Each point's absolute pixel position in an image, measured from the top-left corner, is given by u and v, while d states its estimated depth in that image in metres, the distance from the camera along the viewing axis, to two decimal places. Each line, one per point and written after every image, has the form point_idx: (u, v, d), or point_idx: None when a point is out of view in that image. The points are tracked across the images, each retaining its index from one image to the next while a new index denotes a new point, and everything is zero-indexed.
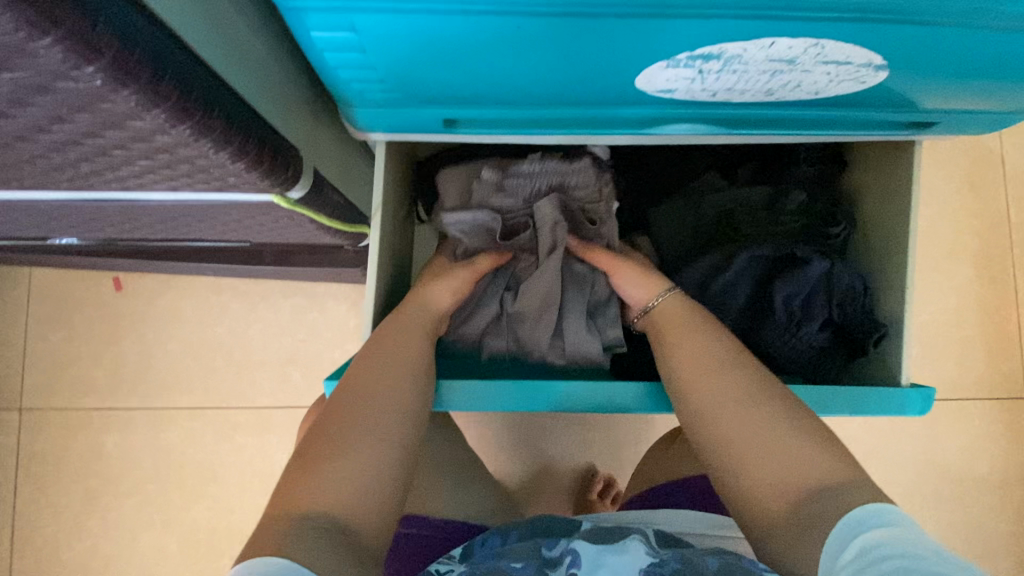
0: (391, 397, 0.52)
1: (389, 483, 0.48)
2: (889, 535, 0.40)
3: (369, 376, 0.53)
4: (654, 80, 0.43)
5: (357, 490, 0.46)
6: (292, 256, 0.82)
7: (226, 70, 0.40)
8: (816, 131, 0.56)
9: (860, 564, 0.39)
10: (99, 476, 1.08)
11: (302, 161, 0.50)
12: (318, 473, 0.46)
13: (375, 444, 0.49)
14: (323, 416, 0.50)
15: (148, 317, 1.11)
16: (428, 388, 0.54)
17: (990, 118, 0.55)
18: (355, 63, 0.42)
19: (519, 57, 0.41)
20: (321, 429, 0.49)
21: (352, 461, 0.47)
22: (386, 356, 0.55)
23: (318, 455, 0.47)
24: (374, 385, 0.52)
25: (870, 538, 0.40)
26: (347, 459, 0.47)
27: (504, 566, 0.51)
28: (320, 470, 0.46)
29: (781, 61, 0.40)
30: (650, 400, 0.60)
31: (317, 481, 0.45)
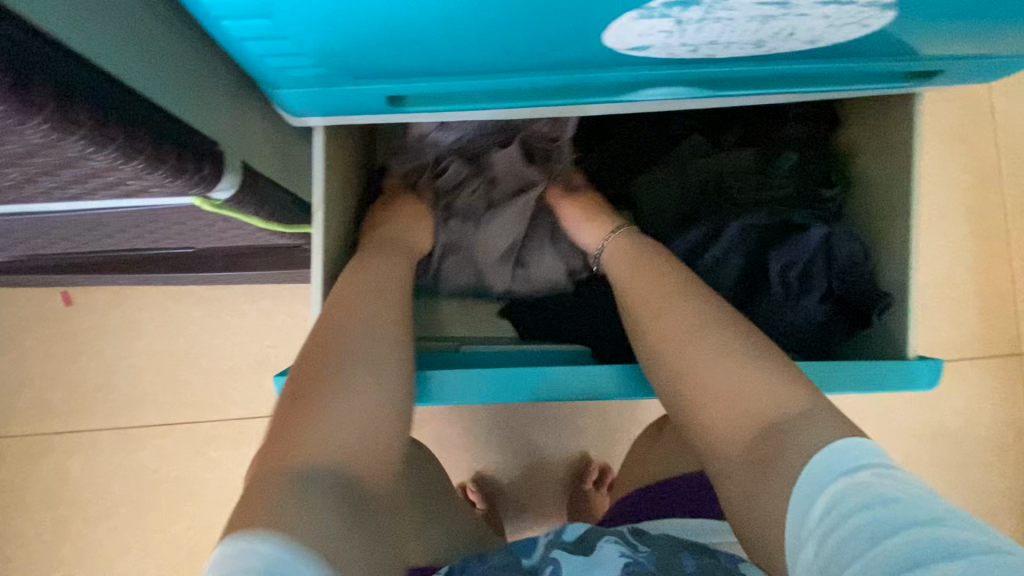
0: (379, 338, 0.48)
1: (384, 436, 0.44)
2: (860, 484, 0.36)
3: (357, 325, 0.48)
4: (625, 36, 0.36)
5: (356, 434, 0.42)
6: (244, 259, 0.75)
7: (99, 44, 0.32)
8: (808, 86, 0.50)
9: (831, 522, 0.35)
10: (66, 503, 1.02)
11: (225, 153, 0.42)
12: (309, 421, 0.41)
13: (370, 382, 0.45)
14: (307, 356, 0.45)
15: (104, 332, 1.03)
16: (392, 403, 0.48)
17: (999, 62, 0.49)
18: (264, 34, 0.35)
19: (461, 15, 0.34)
20: (306, 369, 0.44)
21: (347, 402, 0.43)
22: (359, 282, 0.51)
23: (307, 400, 0.42)
24: (359, 324, 0.48)
25: (838, 494, 0.36)
26: (341, 399, 0.43)
27: None
28: (314, 418, 0.41)
29: (775, 3, 0.33)
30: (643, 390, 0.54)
31: (309, 430, 0.40)
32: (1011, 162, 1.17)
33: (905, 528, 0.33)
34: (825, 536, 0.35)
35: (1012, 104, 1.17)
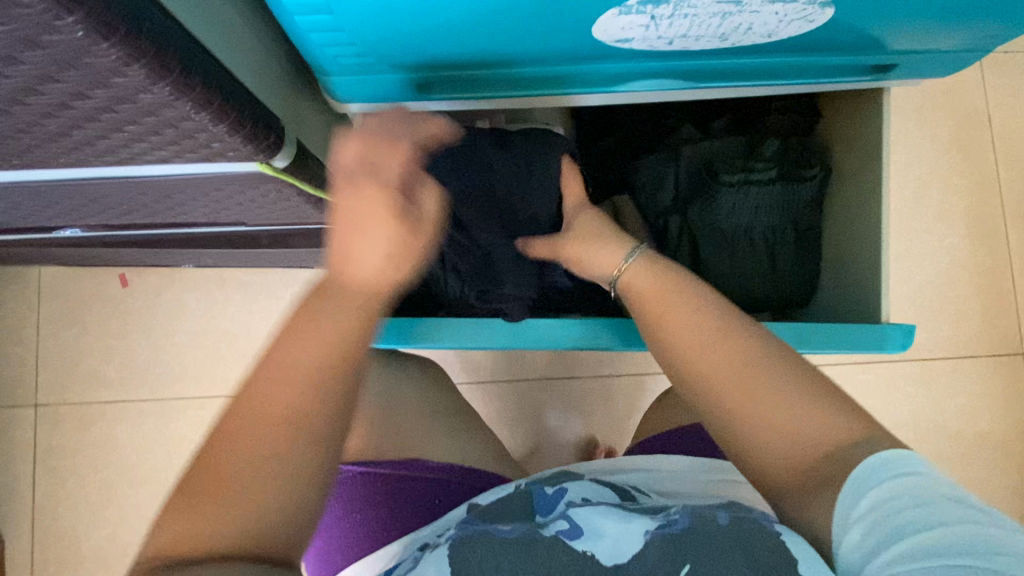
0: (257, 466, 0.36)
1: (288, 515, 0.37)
2: (915, 486, 0.40)
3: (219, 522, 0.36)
4: (610, 28, 0.45)
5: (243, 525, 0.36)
6: (287, 238, 0.85)
7: (204, 29, 0.41)
8: (780, 80, 0.58)
9: (878, 515, 0.40)
10: (113, 467, 1.11)
11: (284, 129, 0.51)
12: (200, 524, 0.35)
13: (263, 487, 0.36)
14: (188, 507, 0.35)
15: (152, 311, 1.14)
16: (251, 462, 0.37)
17: (947, 59, 0.56)
18: (324, 27, 0.44)
19: (479, 12, 0.43)
20: (200, 496, 0.36)
21: (227, 510, 0.36)
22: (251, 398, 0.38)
23: (202, 509, 0.35)
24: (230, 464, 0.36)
25: (884, 493, 0.40)
26: (227, 504, 0.36)
27: (492, 531, 0.54)
28: (209, 525, 0.35)
29: (730, 2, 0.42)
30: (846, 344, 0.62)
31: (206, 530, 0.35)
32: (1008, 169, 1.21)
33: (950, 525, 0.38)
34: (872, 523, 0.40)
35: (1010, 113, 1.22)
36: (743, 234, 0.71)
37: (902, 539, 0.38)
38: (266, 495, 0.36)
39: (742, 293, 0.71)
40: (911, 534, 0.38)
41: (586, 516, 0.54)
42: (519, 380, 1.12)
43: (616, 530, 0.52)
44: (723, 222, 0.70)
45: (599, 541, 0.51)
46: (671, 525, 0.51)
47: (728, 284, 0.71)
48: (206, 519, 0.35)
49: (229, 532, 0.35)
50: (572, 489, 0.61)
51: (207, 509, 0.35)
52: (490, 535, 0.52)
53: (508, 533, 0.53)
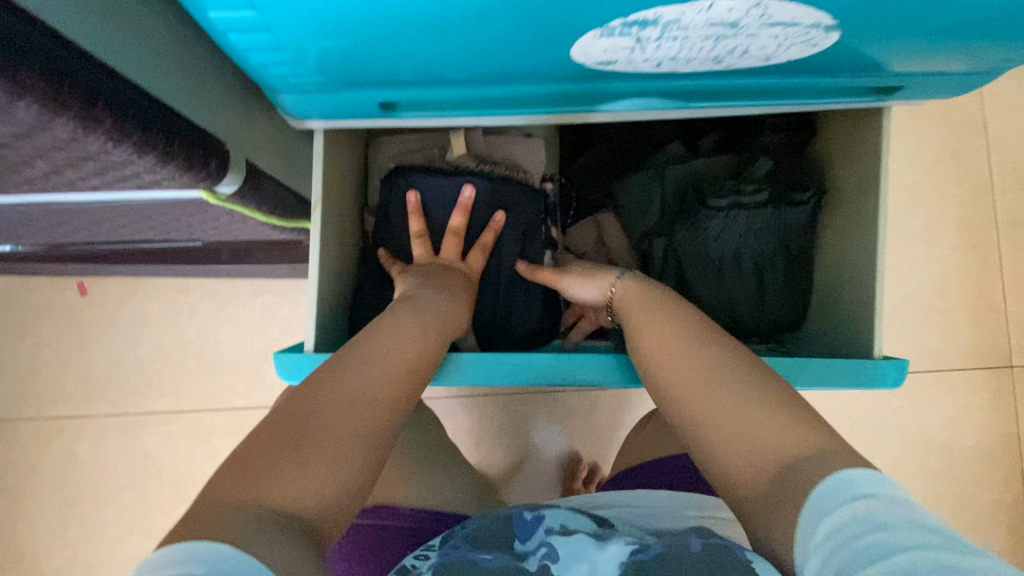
0: (350, 420, 0.41)
1: (352, 487, 0.39)
2: (873, 506, 0.34)
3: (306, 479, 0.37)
4: (591, 51, 0.40)
5: (321, 485, 0.37)
6: (251, 253, 0.79)
7: (113, 47, 0.35)
8: (776, 101, 0.54)
9: (831, 546, 0.33)
10: (75, 485, 1.06)
11: (230, 152, 0.46)
12: (286, 475, 0.36)
13: (346, 446, 0.39)
14: (269, 457, 0.37)
15: (114, 322, 1.08)
16: (344, 417, 0.41)
17: (957, 81, 0.52)
18: (265, 46, 0.39)
19: (442, 28, 0.38)
20: (278, 450, 0.37)
21: (315, 465, 0.37)
22: (346, 367, 0.44)
23: (283, 461, 0.37)
24: (325, 417, 0.40)
25: (838, 519, 0.34)
26: (312, 460, 0.37)
27: (476, 561, 0.50)
28: (287, 478, 0.36)
29: (724, 25, 0.37)
30: (839, 379, 0.58)
31: (288, 482, 0.36)
32: (1003, 177, 1.18)
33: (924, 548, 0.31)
34: (830, 556, 0.33)
35: (1006, 120, 1.19)
36: (731, 258, 0.67)
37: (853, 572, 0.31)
38: (343, 456, 0.39)
39: (729, 322, 0.67)
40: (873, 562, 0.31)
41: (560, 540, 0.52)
42: (502, 394, 1.08)
43: (595, 556, 0.49)
44: (711, 246, 0.66)
45: (576, 572, 0.48)
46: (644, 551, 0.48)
47: (715, 313, 0.67)
48: (293, 471, 0.36)
49: (312, 490, 0.36)
50: (551, 515, 0.57)
51: (288, 460, 0.37)
52: (471, 567, 0.49)
53: (494, 563, 0.50)
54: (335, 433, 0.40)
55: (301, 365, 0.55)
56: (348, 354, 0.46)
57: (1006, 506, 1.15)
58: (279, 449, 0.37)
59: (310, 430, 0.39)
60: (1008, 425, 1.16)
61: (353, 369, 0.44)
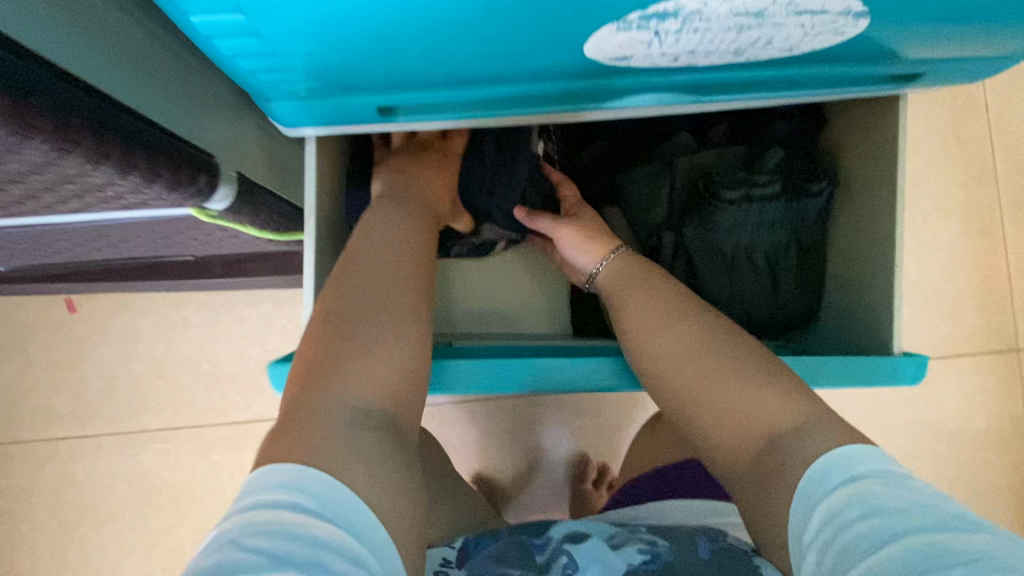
0: (382, 312, 0.46)
1: (409, 365, 0.46)
2: (863, 491, 0.36)
3: (368, 379, 0.43)
4: (604, 47, 0.37)
5: (381, 374, 0.44)
6: (244, 265, 0.76)
7: (86, 60, 0.32)
8: (793, 91, 0.51)
9: (829, 533, 0.35)
10: (72, 507, 1.03)
11: (219, 166, 0.43)
12: (345, 375, 0.42)
13: (389, 336, 0.45)
14: (324, 359, 0.43)
15: (105, 339, 1.05)
16: (376, 309, 0.45)
17: (982, 66, 0.50)
18: (254, 51, 0.36)
19: (445, 25, 0.35)
20: (326, 357, 0.43)
21: (366, 359, 0.43)
22: (360, 262, 0.48)
23: (338, 362, 0.42)
24: (360, 316, 0.45)
25: (834, 506, 0.36)
26: (362, 355, 0.43)
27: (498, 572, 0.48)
28: (347, 376, 0.42)
29: (749, 14, 0.35)
30: (855, 377, 0.56)
31: (347, 381, 0.42)
32: (1006, 159, 1.17)
33: (916, 531, 0.33)
34: (824, 548, 0.35)
35: (1008, 101, 1.17)
36: (743, 251, 0.64)
37: (856, 560, 0.33)
38: (387, 344, 0.45)
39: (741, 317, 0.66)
40: (868, 552, 0.33)
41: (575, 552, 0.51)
42: (508, 397, 1.06)
43: (605, 559, 0.49)
44: (722, 239, 0.64)
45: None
46: (650, 558, 0.49)
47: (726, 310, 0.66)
48: (351, 374, 0.42)
49: (376, 386, 0.43)
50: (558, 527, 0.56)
51: (342, 362, 0.43)
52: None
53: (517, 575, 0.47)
54: (374, 329, 0.45)
55: None
56: (358, 246, 0.49)
57: (1016, 490, 1.14)
58: (331, 352, 0.43)
59: (351, 331, 0.44)
60: (1016, 409, 1.15)
61: (365, 261, 0.48)
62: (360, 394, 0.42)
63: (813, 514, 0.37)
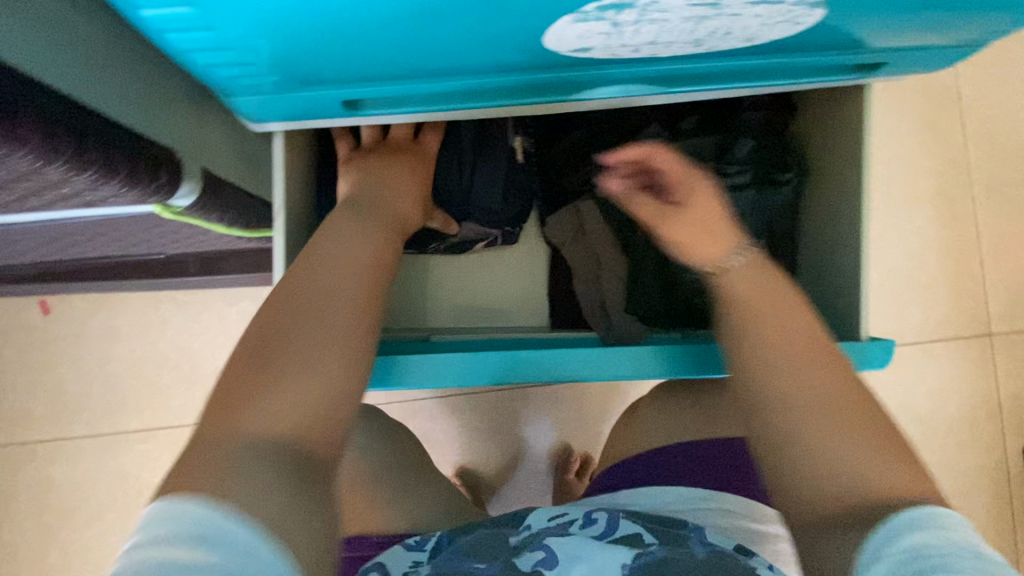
0: (304, 335, 0.41)
1: (332, 392, 0.40)
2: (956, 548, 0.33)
3: (279, 407, 0.38)
4: (564, 38, 0.38)
5: (293, 403, 0.38)
6: (220, 263, 0.76)
7: (30, 54, 0.32)
8: (759, 82, 0.52)
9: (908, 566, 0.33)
10: (52, 510, 1.02)
11: (182, 162, 0.43)
12: (250, 405, 0.37)
13: (307, 359, 0.40)
14: (234, 388, 0.38)
15: (82, 340, 1.03)
16: (298, 332, 0.41)
17: (942, 54, 0.51)
18: (208, 45, 0.35)
19: (402, 17, 0.35)
20: (234, 385, 0.38)
21: (277, 386, 0.38)
22: (294, 284, 0.44)
23: (245, 392, 0.38)
24: (281, 338, 0.40)
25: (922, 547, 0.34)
26: (272, 383, 0.38)
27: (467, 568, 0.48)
28: (252, 407, 0.37)
29: (706, 4, 0.35)
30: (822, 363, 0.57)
31: (251, 412, 0.37)
32: (978, 147, 1.19)
33: None
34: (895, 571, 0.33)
35: (979, 89, 1.19)
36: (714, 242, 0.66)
37: None
38: (307, 369, 0.40)
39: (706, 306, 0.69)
40: None
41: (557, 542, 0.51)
42: (491, 390, 1.06)
43: (595, 555, 0.49)
44: None
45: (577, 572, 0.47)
46: (648, 555, 0.49)
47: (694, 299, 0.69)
48: (256, 404, 0.37)
49: (285, 416, 0.37)
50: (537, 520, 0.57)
51: (248, 391, 0.38)
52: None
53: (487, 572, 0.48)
54: (292, 352, 0.40)
55: None
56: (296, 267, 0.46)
57: (989, 471, 1.17)
58: (254, 375, 0.38)
59: (285, 344, 0.40)
60: (989, 391, 1.18)
61: (298, 282, 0.44)
62: (263, 426, 0.37)
63: (888, 543, 0.35)
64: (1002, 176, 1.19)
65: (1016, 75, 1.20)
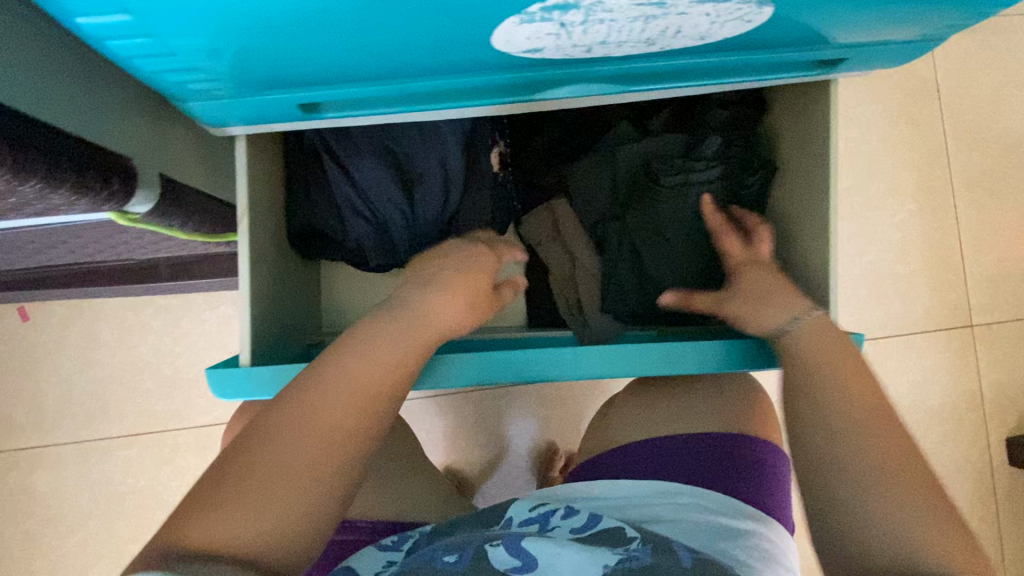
0: (313, 440, 0.38)
1: (320, 505, 0.36)
2: None
3: (257, 512, 0.34)
4: (513, 39, 0.38)
5: (275, 513, 0.35)
6: (193, 267, 0.75)
7: None
8: (721, 79, 0.52)
9: None
10: (33, 518, 1.01)
11: (137, 169, 0.42)
12: (231, 505, 0.34)
13: (305, 463, 0.37)
14: (230, 477, 0.35)
15: (61, 346, 1.03)
16: (313, 435, 0.38)
17: (901, 50, 0.51)
18: (151, 51, 0.35)
19: (347, 21, 0.35)
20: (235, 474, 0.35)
21: (264, 491, 0.35)
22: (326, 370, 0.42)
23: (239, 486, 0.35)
24: (296, 435, 0.38)
25: None
26: (258, 487, 0.35)
27: (437, 563, 0.49)
28: (233, 508, 0.34)
29: (651, 4, 0.35)
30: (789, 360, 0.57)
31: (228, 516, 0.34)
32: (957, 140, 1.20)
33: None
34: None
35: (957, 83, 1.20)
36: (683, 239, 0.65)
37: None
38: (303, 473, 0.36)
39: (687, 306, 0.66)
40: None
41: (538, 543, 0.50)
42: (475, 390, 1.06)
43: (571, 554, 0.48)
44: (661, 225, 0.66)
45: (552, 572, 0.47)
46: (631, 558, 0.48)
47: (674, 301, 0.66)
48: (238, 507, 0.34)
49: (265, 523, 0.34)
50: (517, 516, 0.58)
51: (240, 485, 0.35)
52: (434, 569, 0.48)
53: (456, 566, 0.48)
54: (297, 447, 0.37)
55: (237, 379, 0.53)
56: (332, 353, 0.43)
57: (972, 462, 1.18)
58: (252, 463, 0.36)
59: (294, 441, 0.37)
60: (970, 383, 1.19)
61: (330, 374, 0.41)
62: (236, 533, 0.33)
63: None
64: (981, 169, 1.20)
65: (994, 68, 1.20)
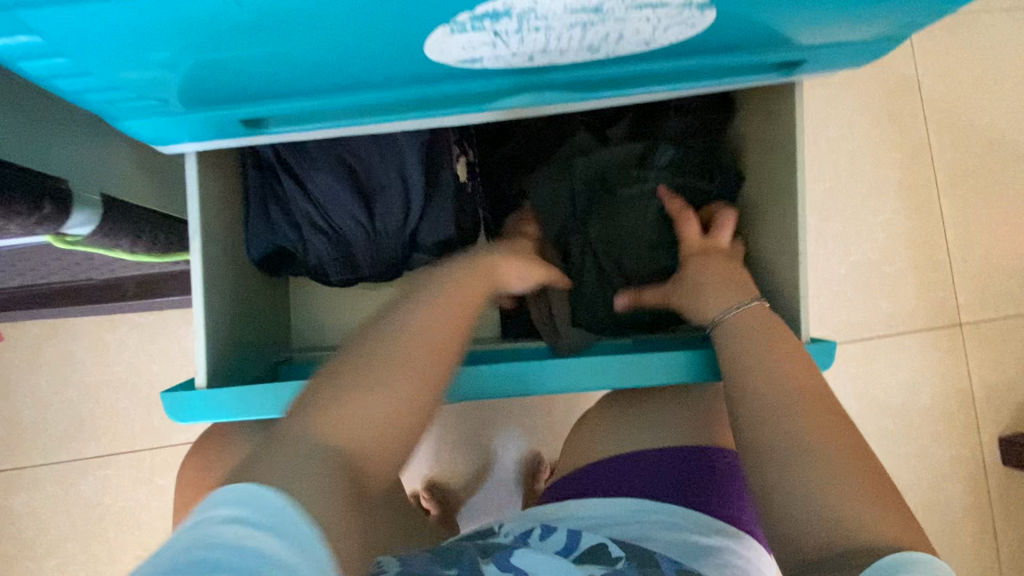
0: (406, 364, 0.43)
1: (408, 420, 0.42)
2: None
3: (377, 414, 0.41)
4: (448, 49, 0.37)
5: (377, 417, 0.41)
6: (159, 284, 0.74)
7: None
8: (678, 83, 0.51)
9: None
10: (9, 541, 1.00)
11: (71, 190, 0.42)
12: (347, 404, 0.40)
13: (401, 379, 0.43)
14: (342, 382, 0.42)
15: (36, 366, 1.01)
16: (403, 362, 0.43)
17: (861, 50, 0.50)
18: (71, 70, 0.34)
19: (272, 35, 0.34)
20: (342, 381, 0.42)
21: (374, 390, 0.41)
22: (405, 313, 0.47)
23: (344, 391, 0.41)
24: (391, 360, 0.43)
25: None
26: (370, 387, 0.41)
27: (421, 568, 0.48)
28: (349, 404, 0.40)
29: (585, 11, 0.34)
30: None
31: (347, 411, 0.40)
32: (940, 137, 1.19)
33: None
34: None
35: (939, 80, 1.19)
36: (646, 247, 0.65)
37: None
38: (402, 388, 0.42)
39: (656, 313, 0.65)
40: None
41: (526, 561, 0.48)
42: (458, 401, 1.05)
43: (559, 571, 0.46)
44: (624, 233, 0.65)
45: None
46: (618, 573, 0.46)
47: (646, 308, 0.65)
48: (361, 400, 0.41)
49: (383, 417, 0.41)
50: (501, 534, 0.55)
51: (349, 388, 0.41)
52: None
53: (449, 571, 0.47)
54: (391, 371, 0.43)
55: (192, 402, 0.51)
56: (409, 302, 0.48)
57: (965, 463, 1.16)
58: (351, 376, 0.42)
59: (381, 358, 0.43)
60: (961, 382, 1.17)
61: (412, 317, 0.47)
62: (360, 424, 0.40)
63: None
64: (966, 165, 1.19)
65: (976, 65, 1.20)
